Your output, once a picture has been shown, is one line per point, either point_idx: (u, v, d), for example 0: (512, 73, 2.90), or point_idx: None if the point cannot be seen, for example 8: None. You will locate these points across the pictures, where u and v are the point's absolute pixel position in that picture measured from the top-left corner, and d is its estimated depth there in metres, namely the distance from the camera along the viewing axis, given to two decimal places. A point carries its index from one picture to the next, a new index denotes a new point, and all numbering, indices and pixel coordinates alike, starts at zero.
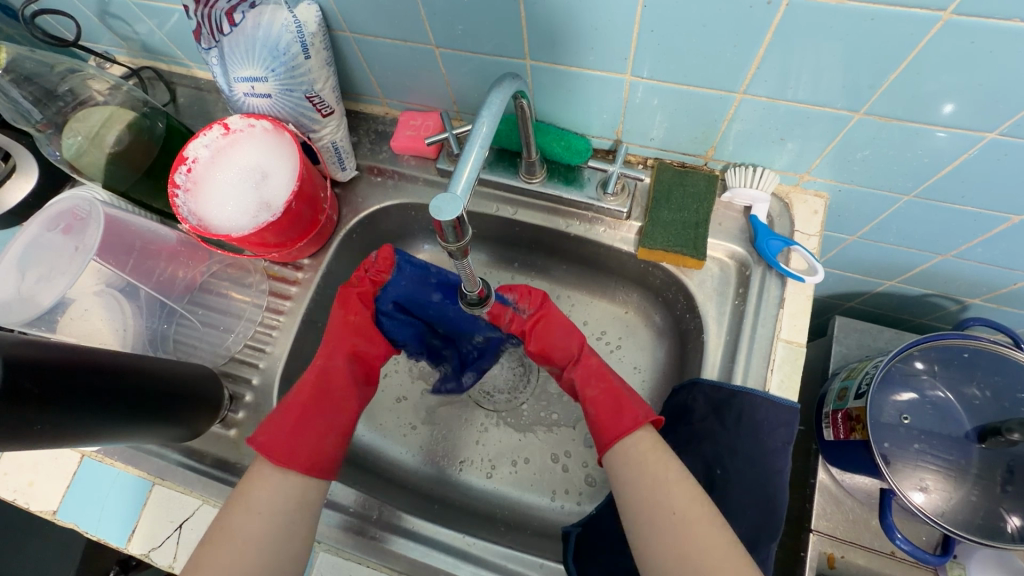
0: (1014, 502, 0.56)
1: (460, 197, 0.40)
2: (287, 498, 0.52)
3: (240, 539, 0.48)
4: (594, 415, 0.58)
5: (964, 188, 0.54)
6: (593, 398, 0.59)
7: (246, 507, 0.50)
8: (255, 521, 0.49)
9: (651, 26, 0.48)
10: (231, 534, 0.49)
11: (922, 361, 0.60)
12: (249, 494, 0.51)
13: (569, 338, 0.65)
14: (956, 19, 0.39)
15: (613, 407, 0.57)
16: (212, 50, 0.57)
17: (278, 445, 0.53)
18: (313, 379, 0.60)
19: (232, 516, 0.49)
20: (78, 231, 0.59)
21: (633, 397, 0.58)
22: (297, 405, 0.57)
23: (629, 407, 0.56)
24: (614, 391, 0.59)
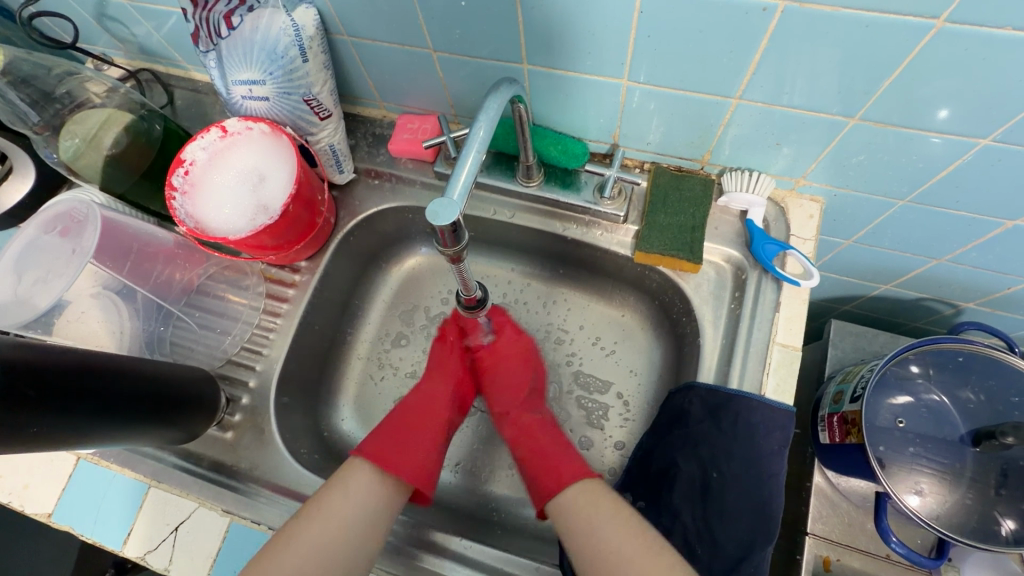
0: (1009, 504, 0.56)
1: (457, 202, 0.40)
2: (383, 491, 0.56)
3: (333, 520, 0.52)
4: (533, 472, 0.62)
5: (959, 193, 0.54)
6: (522, 459, 0.64)
7: (343, 493, 0.54)
8: (350, 506, 0.54)
9: (647, 32, 0.48)
10: (326, 514, 0.52)
11: (917, 365, 0.61)
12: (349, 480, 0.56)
13: (506, 391, 0.70)
14: (949, 26, 0.40)
15: (548, 466, 0.61)
16: (210, 54, 0.57)
17: (388, 454, 0.59)
18: (417, 402, 0.66)
19: (330, 497, 0.54)
20: (76, 233, 0.59)
21: (568, 456, 0.61)
22: (401, 422, 0.63)
23: (553, 470, 0.60)
24: (544, 450, 0.63)
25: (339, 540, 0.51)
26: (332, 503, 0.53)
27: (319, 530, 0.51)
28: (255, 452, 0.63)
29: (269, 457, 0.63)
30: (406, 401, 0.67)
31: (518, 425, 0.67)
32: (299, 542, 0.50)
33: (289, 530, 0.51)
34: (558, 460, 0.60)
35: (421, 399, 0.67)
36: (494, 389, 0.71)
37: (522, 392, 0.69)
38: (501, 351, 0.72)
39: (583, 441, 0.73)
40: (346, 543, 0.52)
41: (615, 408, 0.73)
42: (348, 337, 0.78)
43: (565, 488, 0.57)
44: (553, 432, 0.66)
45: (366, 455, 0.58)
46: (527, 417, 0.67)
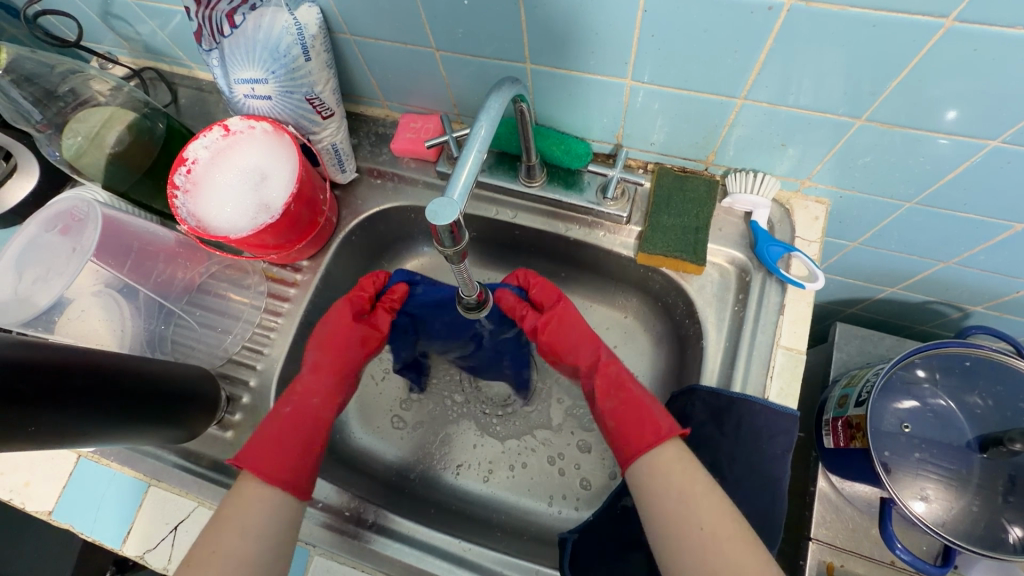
0: (1017, 511, 0.55)
1: (457, 201, 0.40)
2: (283, 518, 0.50)
3: (233, 560, 0.46)
4: (616, 426, 0.56)
5: (967, 196, 0.54)
6: (611, 411, 0.58)
7: (240, 528, 0.48)
8: (251, 539, 0.47)
9: (652, 31, 0.48)
10: (226, 554, 0.46)
11: (924, 369, 0.60)
12: (240, 514, 0.49)
13: (582, 348, 0.64)
14: (958, 26, 0.39)
15: (637, 418, 0.55)
16: (212, 52, 0.57)
17: (278, 469, 0.52)
18: (311, 410, 0.58)
19: (224, 536, 0.47)
20: (77, 231, 0.59)
21: (653, 405, 0.56)
22: (290, 438, 0.55)
23: (651, 420, 0.54)
24: (635, 401, 0.56)
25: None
26: (228, 541, 0.47)
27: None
28: None
29: None
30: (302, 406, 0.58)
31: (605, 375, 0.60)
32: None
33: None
34: (650, 407, 0.55)
35: (306, 405, 0.58)
36: (569, 353, 0.64)
37: (601, 347, 0.63)
38: (565, 312, 0.66)
39: (581, 445, 0.72)
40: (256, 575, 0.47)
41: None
42: None
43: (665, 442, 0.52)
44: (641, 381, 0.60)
45: (252, 471, 0.51)
46: (614, 365, 0.61)
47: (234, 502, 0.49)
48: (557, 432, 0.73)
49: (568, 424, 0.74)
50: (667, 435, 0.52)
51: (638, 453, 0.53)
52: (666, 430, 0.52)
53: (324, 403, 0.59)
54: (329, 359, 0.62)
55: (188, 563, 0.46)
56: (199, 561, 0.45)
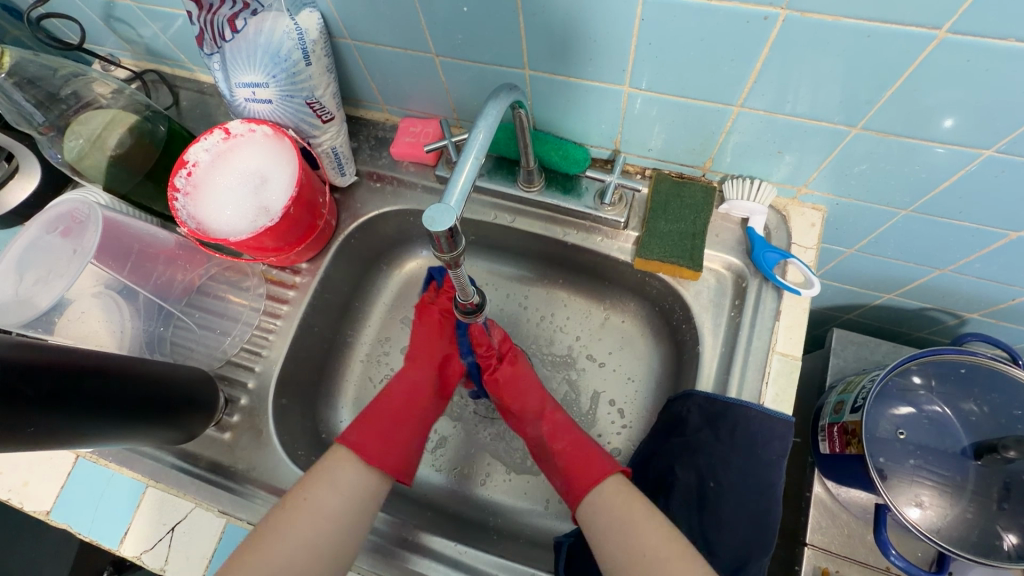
0: (1011, 519, 0.55)
1: (454, 208, 0.40)
2: (369, 480, 0.56)
3: (325, 511, 0.52)
4: (565, 467, 0.59)
5: (963, 204, 0.54)
6: (562, 450, 0.60)
7: (331, 485, 0.54)
8: (339, 496, 0.53)
9: (649, 39, 0.48)
10: (316, 506, 0.52)
11: (920, 376, 0.60)
12: (334, 471, 0.55)
13: (529, 398, 0.65)
14: (951, 37, 0.40)
15: (583, 458, 0.59)
16: (214, 56, 0.58)
17: (371, 446, 0.57)
18: (404, 389, 0.64)
19: (315, 489, 0.53)
20: (77, 233, 0.60)
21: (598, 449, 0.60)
22: (389, 411, 0.61)
23: (597, 461, 0.58)
24: (585, 445, 0.60)
25: (328, 532, 0.51)
26: (320, 495, 0.53)
27: (309, 524, 0.51)
28: (253, 453, 0.63)
29: (266, 458, 0.63)
30: (391, 384, 0.65)
31: (553, 421, 0.63)
32: (289, 536, 0.50)
33: (273, 526, 0.50)
34: (598, 452, 0.59)
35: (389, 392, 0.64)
36: (517, 400, 0.65)
37: (547, 397, 0.66)
38: (521, 364, 0.68)
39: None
40: (334, 533, 0.52)
41: (608, 415, 0.73)
42: (348, 339, 0.78)
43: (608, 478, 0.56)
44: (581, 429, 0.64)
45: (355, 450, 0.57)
46: (559, 412, 0.64)
47: (331, 464, 0.55)
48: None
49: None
50: (613, 471, 0.56)
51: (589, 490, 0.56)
52: (609, 469, 0.57)
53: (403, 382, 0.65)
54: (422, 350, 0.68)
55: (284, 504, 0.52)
56: (291, 506, 0.52)
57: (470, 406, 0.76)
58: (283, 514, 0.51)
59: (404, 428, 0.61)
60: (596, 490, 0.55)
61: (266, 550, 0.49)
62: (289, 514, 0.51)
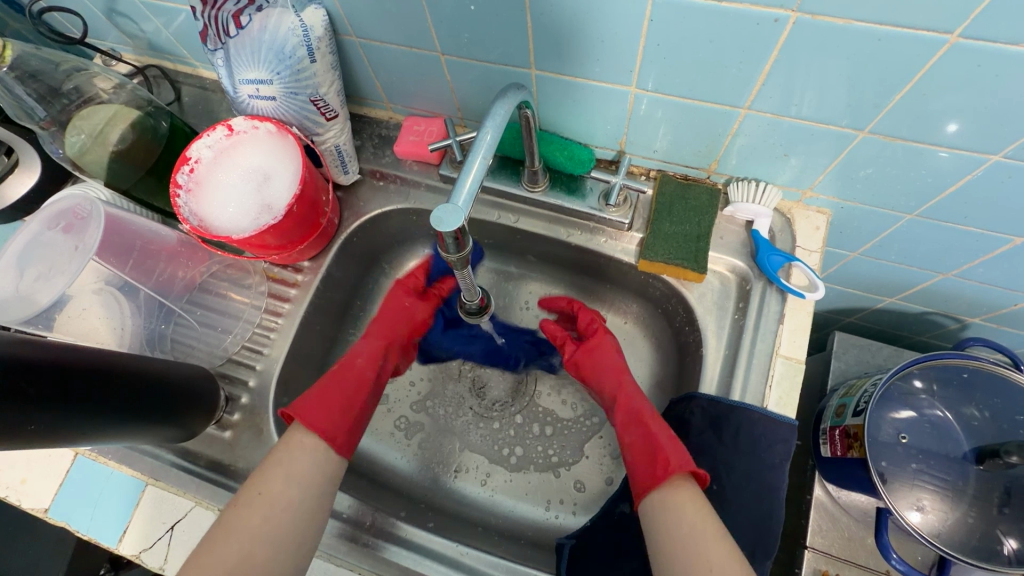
0: (1011, 524, 0.55)
1: (462, 207, 0.39)
2: (326, 467, 0.55)
3: (279, 502, 0.51)
4: (632, 461, 0.56)
5: (968, 208, 0.54)
6: (629, 444, 0.58)
7: (285, 475, 0.53)
8: (294, 486, 0.52)
9: (657, 40, 0.48)
10: (271, 498, 0.51)
11: (922, 380, 0.60)
12: (288, 460, 0.54)
13: (606, 376, 0.66)
14: (962, 42, 0.40)
15: (649, 453, 0.55)
16: (218, 52, 0.57)
17: (342, 434, 0.58)
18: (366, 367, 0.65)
19: (269, 482, 0.52)
20: (79, 229, 0.59)
21: (671, 438, 0.55)
22: (357, 398, 0.62)
23: (661, 457, 0.53)
24: (649, 436, 0.56)
25: (284, 523, 0.51)
26: (275, 486, 0.52)
27: (264, 517, 0.50)
28: (253, 451, 0.63)
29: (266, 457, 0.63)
30: (353, 360, 0.65)
31: (627, 409, 0.61)
32: (246, 530, 0.49)
33: (227, 522, 0.49)
34: (664, 444, 0.54)
35: (353, 365, 0.64)
36: (595, 382, 0.68)
37: (626, 381, 0.64)
38: (600, 345, 0.69)
39: (566, 457, 0.72)
40: (291, 524, 0.51)
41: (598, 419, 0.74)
42: (349, 338, 0.78)
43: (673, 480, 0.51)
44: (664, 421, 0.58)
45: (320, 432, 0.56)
46: (635, 402, 0.61)
47: (284, 451, 0.54)
48: (544, 445, 0.73)
49: (551, 444, 0.73)
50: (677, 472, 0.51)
51: (649, 490, 0.52)
52: (678, 468, 0.51)
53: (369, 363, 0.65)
54: (380, 328, 0.71)
55: (236, 503, 0.51)
56: (247, 502, 0.51)
57: (469, 404, 0.76)
58: (238, 510, 0.50)
59: (364, 399, 0.63)
60: (653, 490, 0.52)
61: (224, 549, 0.48)
62: (244, 511, 0.50)
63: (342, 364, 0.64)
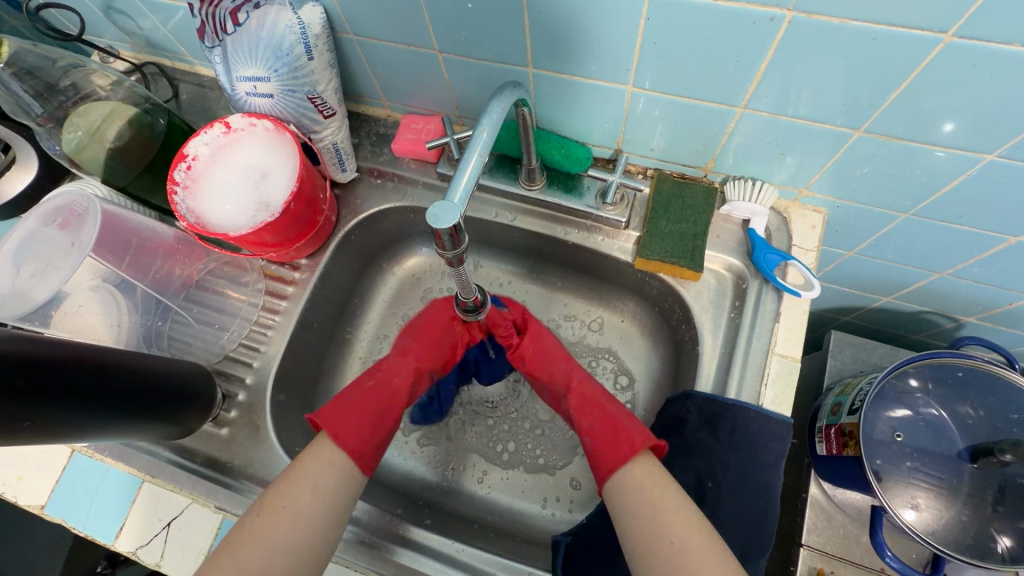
0: (1005, 522, 0.56)
1: (459, 204, 0.40)
2: (349, 485, 0.53)
3: (304, 518, 0.48)
4: (592, 445, 0.56)
5: (964, 208, 0.54)
6: (587, 427, 0.57)
7: (313, 490, 0.50)
8: (320, 502, 0.50)
9: (654, 39, 0.48)
10: (297, 513, 0.48)
11: (917, 379, 0.60)
12: (316, 472, 0.51)
13: (554, 365, 0.64)
14: (957, 42, 0.40)
15: (611, 434, 0.55)
16: (215, 49, 0.57)
17: (369, 457, 0.55)
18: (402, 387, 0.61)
19: (295, 494, 0.49)
20: (76, 226, 0.59)
21: (628, 418, 0.56)
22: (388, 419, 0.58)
23: (623, 437, 0.54)
24: (609, 418, 0.56)
25: (306, 540, 0.48)
26: (299, 500, 0.49)
27: (287, 531, 0.47)
28: (250, 449, 0.63)
29: (263, 455, 0.63)
30: (392, 379, 0.61)
31: (579, 395, 0.61)
32: (268, 543, 0.46)
33: (250, 532, 0.46)
34: (624, 423, 0.55)
35: (390, 383, 0.60)
36: (542, 374, 0.65)
37: (574, 367, 0.64)
38: (541, 335, 0.67)
39: (555, 462, 0.72)
40: (313, 541, 0.48)
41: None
42: (346, 336, 0.78)
43: (636, 457, 0.52)
44: (618, 401, 0.59)
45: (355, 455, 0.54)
46: (587, 387, 0.61)
47: (311, 462, 0.51)
48: (534, 445, 0.73)
49: (541, 445, 0.73)
50: (640, 448, 0.52)
51: (612, 471, 0.53)
52: (641, 444, 0.52)
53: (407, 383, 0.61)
54: (420, 346, 0.65)
55: (259, 511, 0.48)
56: (271, 513, 0.48)
57: (465, 402, 0.76)
58: (261, 520, 0.47)
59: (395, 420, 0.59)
60: (617, 471, 0.52)
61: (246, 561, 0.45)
62: (268, 521, 0.47)
63: (380, 379, 0.60)
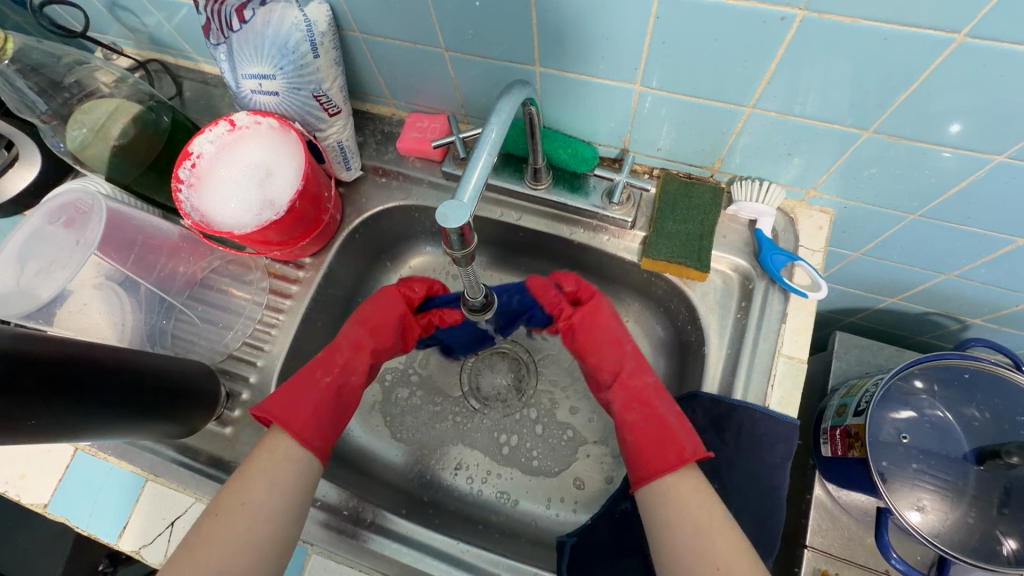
0: (1011, 524, 0.55)
1: (467, 204, 0.39)
2: (309, 479, 0.52)
3: (263, 513, 0.48)
4: (633, 443, 0.55)
5: (971, 209, 0.54)
6: (632, 423, 0.56)
7: (270, 485, 0.49)
8: (278, 495, 0.49)
9: (662, 38, 0.48)
10: (254, 508, 0.48)
11: (922, 380, 0.60)
12: (273, 468, 0.50)
13: (606, 350, 0.63)
14: (969, 42, 0.39)
15: (655, 436, 0.54)
16: (220, 46, 0.57)
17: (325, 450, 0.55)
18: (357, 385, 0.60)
19: (250, 491, 0.48)
20: (81, 223, 0.59)
21: (676, 422, 0.54)
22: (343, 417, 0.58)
23: (669, 443, 0.52)
24: (657, 418, 0.55)
25: (268, 534, 0.47)
26: (257, 495, 0.48)
27: (247, 528, 0.46)
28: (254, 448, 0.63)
29: None
30: (350, 377, 0.60)
31: (629, 386, 0.59)
32: (228, 541, 0.45)
33: (208, 532, 0.46)
34: (672, 427, 0.53)
35: (348, 382, 0.60)
36: (593, 355, 0.63)
37: (626, 356, 0.62)
38: (599, 314, 0.64)
39: (550, 467, 0.71)
40: (274, 535, 0.48)
41: (590, 424, 0.73)
42: None
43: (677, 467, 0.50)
44: (668, 395, 0.57)
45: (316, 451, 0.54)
46: (639, 379, 0.59)
47: (265, 457, 0.51)
48: (538, 445, 0.73)
49: (538, 447, 0.72)
50: (688, 459, 0.50)
51: (650, 476, 0.51)
52: (687, 454, 0.51)
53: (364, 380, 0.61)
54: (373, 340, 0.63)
55: (215, 511, 0.47)
56: (228, 511, 0.47)
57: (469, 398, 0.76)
58: (218, 520, 0.46)
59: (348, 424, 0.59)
60: (656, 476, 0.51)
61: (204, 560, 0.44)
62: (225, 520, 0.46)
63: (337, 376, 0.59)
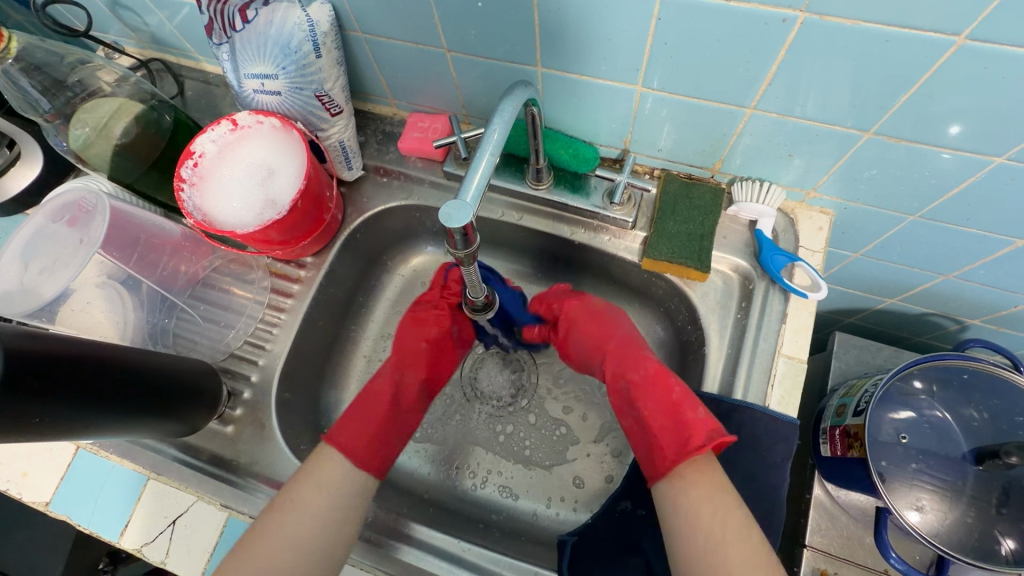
0: (1010, 523, 0.56)
1: (470, 204, 0.39)
2: (358, 484, 0.55)
3: (311, 509, 0.51)
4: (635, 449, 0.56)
5: (971, 210, 0.54)
6: (629, 429, 0.57)
7: (314, 485, 0.53)
8: (324, 495, 0.52)
9: (664, 39, 0.48)
10: (304, 504, 0.51)
11: (921, 381, 0.60)
12: (319, 470, 0.54)
13: (595, 351, 0.64)
14: (970, 44, 0.40)
15: (646, 441, 0.54)
16: (223, 46, 0.57)
17: (359, 448, 0.56)
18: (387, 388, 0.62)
19: (300, 489, 0.52)
20: (83, 223, 0.59)
21: (659, 419, 0.53)
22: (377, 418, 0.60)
23: (657, 448, 0.52)
24: (642, 421, 0.55)
25: (315, 532, 0.50)
26: (305, 493, 0.52)
27: (297, 522, 0.50)
28: (256, 447, 0.63)
29: (268, 453, 0.63)
30: (375, 381, 0.63)
31: (619, 390, 0.59)
32: (280, 534, 0.49)
33: (262, 528, 0.50)
34: (656, 429, 0.53)
35: (372, 387, 0.62)
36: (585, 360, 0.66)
37: (612, 353, 0.62)
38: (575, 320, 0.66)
39: (548, 466, 0.71)
40: (321, 532, 0.51)
41: (590, 424, 0.73)
42: (351, 334, 0.78)
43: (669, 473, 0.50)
44: (654, 386, 0.56)
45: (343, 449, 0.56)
46: (623, 377, 0.59)
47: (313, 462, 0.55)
48: (538, 445, 0.73)
49: (536, 443, 0.73)
50: (670, 463, 0.50)
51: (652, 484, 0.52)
52: (671, 458, 0.50)
53: (388, 378, 0.63)
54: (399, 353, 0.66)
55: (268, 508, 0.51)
56: (280, 507, 0.51)
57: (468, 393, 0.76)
58: (271, 515, 0.50)
59: (385, 429, 0.60)
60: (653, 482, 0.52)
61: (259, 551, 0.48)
62: (277, 515, 0.50)
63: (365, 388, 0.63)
